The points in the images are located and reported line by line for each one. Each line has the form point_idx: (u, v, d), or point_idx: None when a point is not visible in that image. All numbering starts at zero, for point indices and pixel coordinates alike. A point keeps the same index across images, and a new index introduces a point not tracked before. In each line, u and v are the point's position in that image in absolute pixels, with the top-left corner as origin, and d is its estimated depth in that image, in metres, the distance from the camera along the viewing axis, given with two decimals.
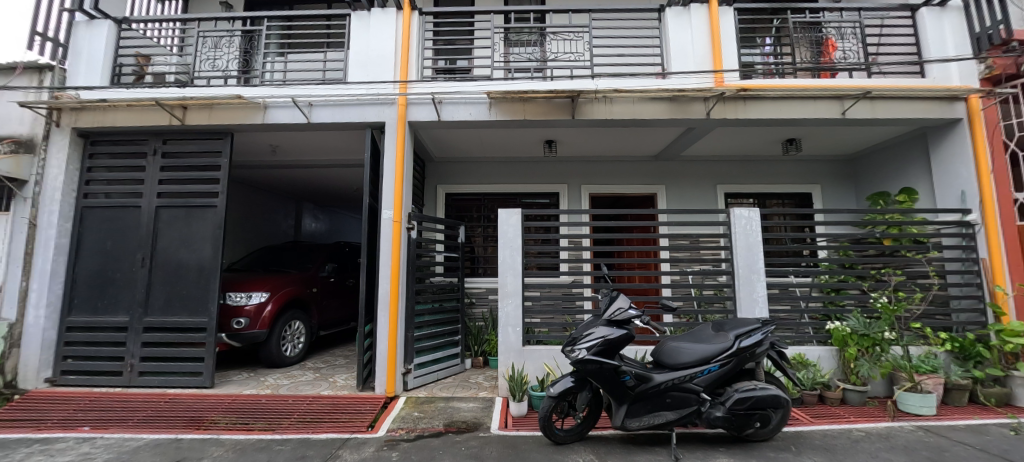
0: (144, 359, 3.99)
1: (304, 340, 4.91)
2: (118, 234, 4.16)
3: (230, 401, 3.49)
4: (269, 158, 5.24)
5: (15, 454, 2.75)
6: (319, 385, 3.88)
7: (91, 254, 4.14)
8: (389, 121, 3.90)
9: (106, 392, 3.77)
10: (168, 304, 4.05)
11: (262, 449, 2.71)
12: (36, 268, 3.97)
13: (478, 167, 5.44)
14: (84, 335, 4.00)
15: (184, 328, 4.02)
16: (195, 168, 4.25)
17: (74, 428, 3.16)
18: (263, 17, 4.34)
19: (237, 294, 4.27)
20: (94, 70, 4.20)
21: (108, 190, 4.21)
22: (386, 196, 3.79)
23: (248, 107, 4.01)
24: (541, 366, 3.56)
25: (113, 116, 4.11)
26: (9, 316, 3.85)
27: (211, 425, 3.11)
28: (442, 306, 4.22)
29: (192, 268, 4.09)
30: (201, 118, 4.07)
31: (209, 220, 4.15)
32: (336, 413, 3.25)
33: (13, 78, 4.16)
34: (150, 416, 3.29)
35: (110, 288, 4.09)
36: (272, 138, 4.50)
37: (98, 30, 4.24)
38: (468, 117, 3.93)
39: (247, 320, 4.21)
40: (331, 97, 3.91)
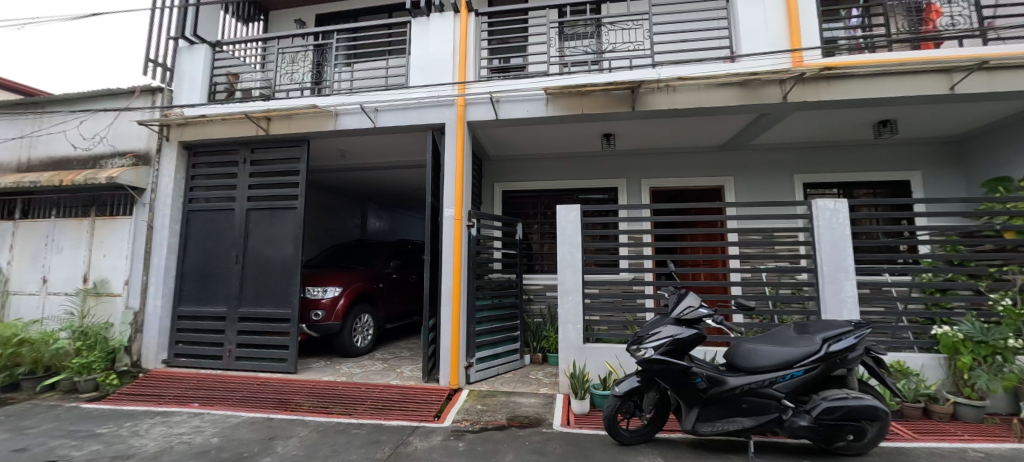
0: (239, 346, 4.46)
1: (372, 332, 5.22)
2: (215, 234, 4.68)
3: (312, 386, 3.81)
4: (339, 162, 5.62)
5: (143, 424, 3.21)
6: (388, 375, 4.11)
7: (195, 252, 4.71)
8: (448, 122, 4.02)
9: (209, 373, 4.28)
10: (258, 297, 4.50)
11: (340, 432, 2.93)
12: (154, 265, 4.60)
13: (533, 164, 5.45)
14: (191, 323, 4.56)
15: (271, 319, 4.43)
16: (277, 173, 4.68)
17: (186, 404, 3.62)
18: (333, 31, 4.66)
19: (315, 288, 4.64)
20: (194, 89, 4.75)
21: (208, 195, 4.76)
22: (447, 196, 3.91)
23: (321, 115, 4.32)
24: (603, 365, 3.49)
25: (210, 130, 4.62)
26: (135, 305, 4.54)
27: (297, 408, 3.44)
28: (501, 302, 4.29)
29: (276, 265, 4.51)
30: (283, 128, 4.45)
31: (290, 220, 4.54)
32: (404, 401, 3.43)
33: (133, 100, 4.85)
34: (246, 397, 3.69)
35: (211, 282, 4.62)
36: (342, 143, 4.82)
37: (197, 54, 4.79)
38: (525, 114, 3.94)
39: (323, 312, 4.55)
40: (395, 101, 4.10)
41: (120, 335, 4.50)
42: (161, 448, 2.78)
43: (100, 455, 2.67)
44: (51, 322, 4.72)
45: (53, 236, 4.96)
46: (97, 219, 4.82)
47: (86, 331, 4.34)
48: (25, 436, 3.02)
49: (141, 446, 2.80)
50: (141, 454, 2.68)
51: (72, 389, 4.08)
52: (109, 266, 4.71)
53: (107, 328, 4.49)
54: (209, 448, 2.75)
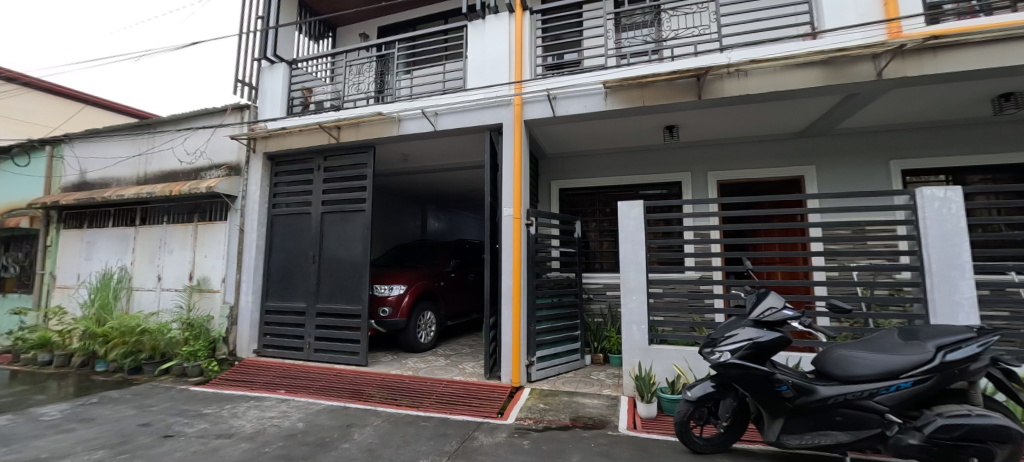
0: (317, 339, 4.83)
1: (435, 329, 5.42)
2: (295, 236, 5.11)
3: (382, 378, 4.03)
4: (402, 166, 5.90)
5: (240, 407, 3.58)
6: (451, 370, 4.24)
7: (279, 253, 5.17)
8: (505, 122, 4.06)
9: (293, 363, 4.68)
10: (332, 294, 4.85)
11: (410, 424, 3.07)
12: (245, 264, 5.12)
13: (591, 160, 5.35)
14: (276, 317, 5.02)
15: (344, 315, 4.75)
16: (347, 178, 5.00)
17: (274, 391, 4.00)
18: (394, 40, 4.88)
19: (382, 286, 4.90)
20: (275, 104, 5.21)
21: (288, 201, 5.21)
22: (505, 196, 3.95)
23: (386, 121, 4.55)
24: (670, 368, 3.34)
25: (289, 141, 5.05)
26: (231, 299, 5.09)
27: (370, 399, 3.66)
28: (560, 301, 4.26)
29: (348, 264, 4.82)
30: (351, 136, 4.75)
31: (359, 222, 4.83)
32: (468, 397, 3.52)
33: (226, 118, 5.44)
34: (325, 387, 4.00)
35: (292, 280, 5.05)
36: (404, 147, 5.05)
37: (277, 72, 5.25)
38: (583, 110, 3.86)
39: (390, 309, 4.79)
40: (454, 104, 4.21)
41: (219, 327, 5.09)
42: (256, 429, 3.08)
43: (208, 433, 3.02)
44: (165, 314, 5.42)
45: (165, 240, 5.69)
46: (199, 224, 5.46)
47: (192, 322, 4.97)
48: (149, 413, 3.49)
49: (240, 427, 3.12)
50: (240, 433, 2.99)
51: (182, 374, 4.65)
52: (209, 266, 5.32)
53: (209, 320, 5.07)
54: (296, 432, 3.00)
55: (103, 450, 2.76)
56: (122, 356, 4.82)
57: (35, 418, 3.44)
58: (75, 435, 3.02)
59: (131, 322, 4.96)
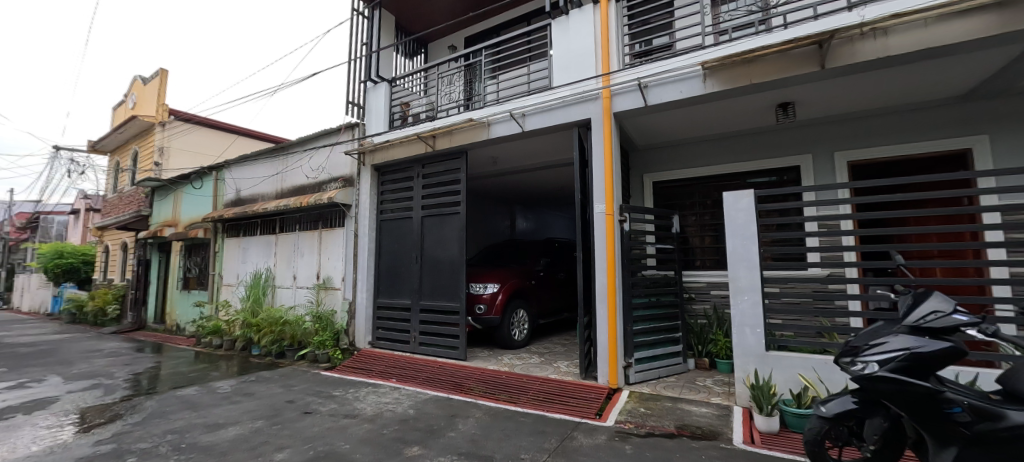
0: (421, 333, 5.23)
1: (528, 327, 5.52)
2: (400, 239, 5.61)
3: (481, 373, 4.22)
4: (491, 168, 6.12)
5: (362, 392, 4.04)
6: (546, 369, 4.27)
7: (386, 254, 5.71)
8: (594, 117, 3.97)
9: (402, 355, 5.14)
10: (433, 292, 5.21)
11: (509, 418, 3.16)
12: (359, 265, 5.75)
13: (687, 149, 4.97)
14: (386, 312, 5.55)
15: (444, 311, 5.08)
16: (443, 184, 5.34)
17: (388, 380, 4.43)
18: (481, 48, 5.08)
19: (477, 285, 5.13)
20: (379, 120, 5.77)
21: (393, 207, 5.74)
22: (596, 193, 3.86)
23: (476, 127, 4.76)
24: (794, 378, 2.95)
25: (392, 152, 5.56)
26: (350, 296, 5.76)
27: (471, 393, 3.85)
28: (657, 301, 4.04)
29: (446, 264, 5.15)
30: (446, 144, 5.06)
31: (455, 224, 5.12)
32: (564, 396, 3.51)
33: (340, 136, 6.18)
34: (430, 378, 4.32)
35: (399, 278, 5.54)
36: (494, 150, 5.22)
37: (380, 91, 5.82)
38: (678, 96, 3.60)
39: (485, 306, 5.00)
40: (540, 104, 4.24)
41: (341, 320, 5.83)
42: (375, 412, 3.44)
43: (337, 412, 3.46)
44: (300, 308, 6.35)
45: (298, 245, 6.67)
46: (323, 231, 6.30)
47: (321, 316, 5.77)
48: (292, 391, 4.12)
49: (363, 409, 3.52)
50: (362, 415, 3.37)
51: (314, 360, 5.39)
52: (332, 266, 6.09)
53: (333, 314, 5.81)
54: (408, 417, 3.29)
55: (261, 420, 3.32)
56: (270, 342, 5.76)
57: (214, 390, 4.28)
58: (242, 406, 3.69)
59: (276, 315, 5.92)
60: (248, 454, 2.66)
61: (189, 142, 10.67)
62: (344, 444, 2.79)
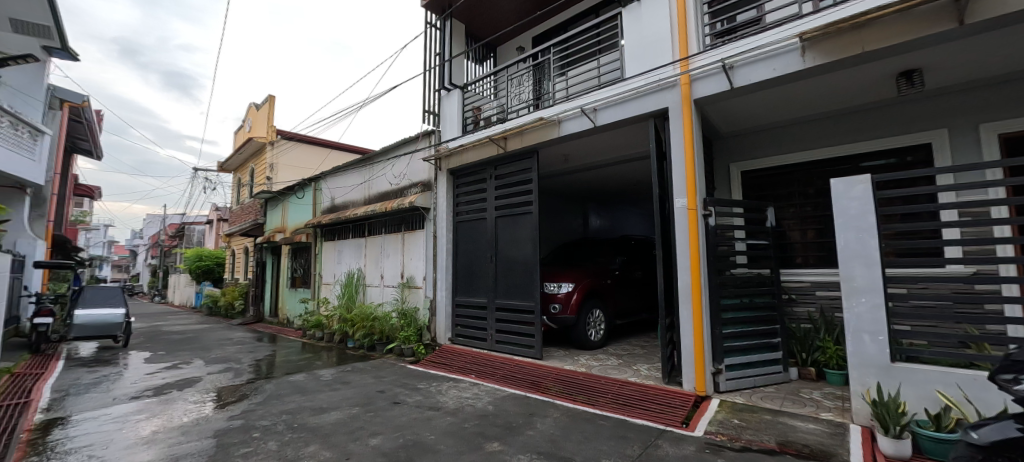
0: (498, 331, 5.36)
1: (604, 327, 5.39)
2: (475, 240, 5.80)
3: (557, 372, 4.20)
4: (562, 166, 6.06)
5: (444, 386, 4.24)
6: (625, 371, 4.11)
7: (463, 255, 5.94)
8: (672, 106, 3.74)
9: (480, 352, 5.30)
10: (509, 291, 5.30)
11: (588, 421, 3.10)
12: (439, 264, 6.05)
13: (782, 133, 4.48)
14: (464, 310, 5.77)
15: (520, 310, 5.14)
16: (515, 184, 5.41)
17: (468, 376, 4.60)
18: (549, 46, 5.06)
19: (552, 284, 5.12)
20: (453, 125, 6.02)
21: (468, 209, 5.95)
22: (677, 187, 3.63)
23: (546, 125, 4.75)
24: (931, 396, 2.49)
25: (466, 156, 5.77)
26: (431, 294, 6.09)
27: (548, 392, 3.85)
28: (750, 302, 3.68)
29: (520, 264, 5.21)
30: (516, 144, 5.12)
31: (528, 224, 5.16)
32: (646, 401, 3.35)
33: (418, 143, 6.56)
34: (508, 376, 4.41)
35: (475, 278, 5.73)
36: (565, 148, 5.17)
37: (453, 98, 6.07)
38: (770, 74, 3.24)
39: (560, 306, 4.97)
40: (612, 97, 4.10)
41: (424, 317, 6.19)
42: (457, 406, 3.59)
43: (422, 404, 3.67)
44: (387, 305, 6.86)
45: (384, 247, 7.22)
46: (406, 233, 6.75)
47: (406, 312, 6.18)
48: (383, 382, 4.46)
49: (445, 402, 3.70)
50: (445, 408, 3.54)
51: (401, 353, 5.79)
52: (414, 266, 6.50)
53: (416, 311, 6.20)
54: (488, 413, 3.38)
55: (357, 407, 3.64)
56: (362, 336, 6.30)
57: (318, 377, 4.80)
58: (341, 393, 4.09)
59: (367, 311, 6.47)
60: (347, 438, 2.94)
61: (292, 157, 12.11)
62: (429, 434, 2.95)
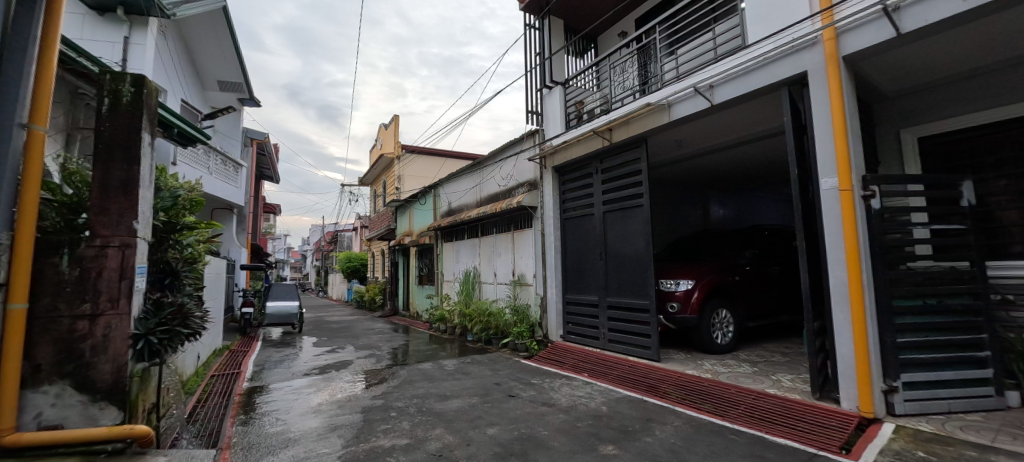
0: (610, 330, 5.19)
1: (733, 329, 4.86)
2: (583, 236, 5.71)
3: (677, 377, 3.89)
4: (676, 153, 5.60)
5: (557, 383, 4.28)
6: (761, 381, 3.61)
7: (572, 251, 5.90)
8: (810, 69, 3.15)
9: (592, 350, 5.20)
10: (620, 288, 5.10)
11: (716, 434, 2.79)
12: (548, 262, 6.10)
13: (984, 83, 3.42)
14: (575, 307, 5.72)
15: (633, 308, 4.90)
16: (623, 176, 5.17)
17: (580, 374, 4.59)
18: (654, 26, 4.71)
19: (668, 281, 4.77)
20: (556, 122, 6.03)
21: (575, 205, 5.88)
22: (823, 164, 3.05)
23: (655, 111, 4.44)
24: None
25: (570, 152, 5.73)
26: (542, 291, 6.20)
27: (667, 398, 3.60)
28: (939, 304, 2.90)
29: (632, 260, 4.96)
30: (622, 135, 4.91)
31: (639, 217, 4.89)
32: (789, 418, 2.88)
33: (524, 144, 6.73)
34: (622, 377, 4.26)
35: (585, 275, 5.64)
36: (677, 132, 4.77)
37: (555, 95, 6.08)
38: (959, 8, 2.47)
39: (679, 305, 4.58)
40: (732, 70, 3.64)
41: (535, 313, 6.31)
42: (569, 404, 3.57)
43: (536, 399, 3.75)
44: (501, 301, 7.18)
45: (496, 246, 7.58)
46: (515, 232, 6.98)
47: (518, 309, 6.39)
48: (499, 375, 4.68)
49: (558, 399, 3.71)
50: (558, 405, 3.55)
51: (515, 348, 6.01)
52: (524, 264, 6.69)
53: (528, 308, 6.37)
54: (601, 414, 3.29)
55: (476, 397, 3.89)
56: (480, 330, 6.69)
57: (443, 367, 5.27)
58: (462, 383, 4.41)
59: (483, 306, 6.86)
60: (467, 425, 3.15)
61: (415, 168, 13.53)
62: (542, 430, 2.99)
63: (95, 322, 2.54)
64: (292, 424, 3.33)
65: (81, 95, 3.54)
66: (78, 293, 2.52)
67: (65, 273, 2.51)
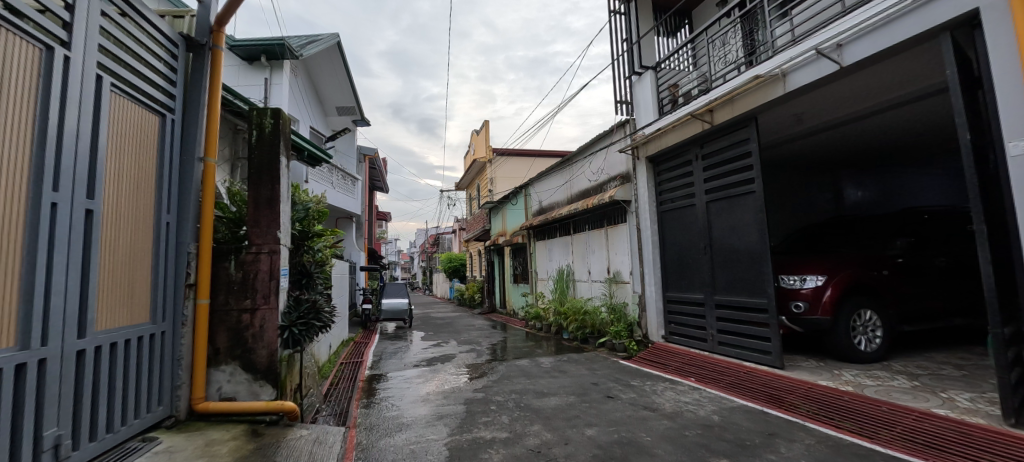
0: (720, 332, 4.71)
1: (881, 334, 4.07)
2: (684, 229, 5.28)
3: (807, 388, 3.37)
4: (794, 129, 4.86)
5: (660, 386, 4.02)
6: (925, 398, 2.94)
7: (672, 246, 5.50)
8: (984, 5, 2.46)
9: (699, 353, 4.78)
10: (731, 285, 4.60)
11: (862, 458, 2.34)
12: (645, 258, 5.77)
13: None
14: (678, 306, 5.31)
15: (748, 308, 4.37)
16: (729, 161, 4.65)
17: (686, 378, 4.26)
18: None
19: (791, 277, 4.17)
20: (649, 109, 5.67)
21: (673, 196, 5.47)
22: (1012, 123, 2.37)
23: (766, 83, 3.92)
24: None
25: (665, 139, 5.34)
26: (639, 289, 5.89)
27: (794, 411, 3.14)
28: None
29: (744, 253, 4.45)
30: (726, 115, 4.43)
31: (750, 205, 4.35)
32: (970, 447, 2.29)
33: (614, 136, 6.46)
34: (736, 385, 3.84)
35: (688, 271, 5.20)
36: (796, 104, 4.14)
37: (646, 80, 5.73)
38: None
39: (806, 305, 3.97)
40: (866, 22, 3.04)
41: (634, 312, 6.02)
42: (675, 410, 3.32)
43: (637, 402, 3.56)
44: (596, 300, 7.00)
45: (589, 243, 7.42)
46: (609, 228, 6.74)
47: (615, 307, 6.16)
48: (596, 375, 4.56)
49: (661, 404, 3.47)
50: (661, 410, 3.32)
51: (613, 348, 5.80)
52: (620, 261, 6.42)
53: (625, 306, 6.11)
54: (712, 423, 2.99)
55: (574, 396, 3.84)
56: (576, 329, 6.61)
57: (539, 364, 5.32)
58: (559, 381, 4.40)
59: (578, 305, 6.76)
60: (565, 424, 3.12)
61: (506, 170, 13.94)
62: (645, 435, 2.83)
63: (254, 315, 3.11)
64: (405, 410, 3.66)
65: (237, 129, 4.35)
66: (242, 291, 3.12)
67: (232, 275, 3.13)
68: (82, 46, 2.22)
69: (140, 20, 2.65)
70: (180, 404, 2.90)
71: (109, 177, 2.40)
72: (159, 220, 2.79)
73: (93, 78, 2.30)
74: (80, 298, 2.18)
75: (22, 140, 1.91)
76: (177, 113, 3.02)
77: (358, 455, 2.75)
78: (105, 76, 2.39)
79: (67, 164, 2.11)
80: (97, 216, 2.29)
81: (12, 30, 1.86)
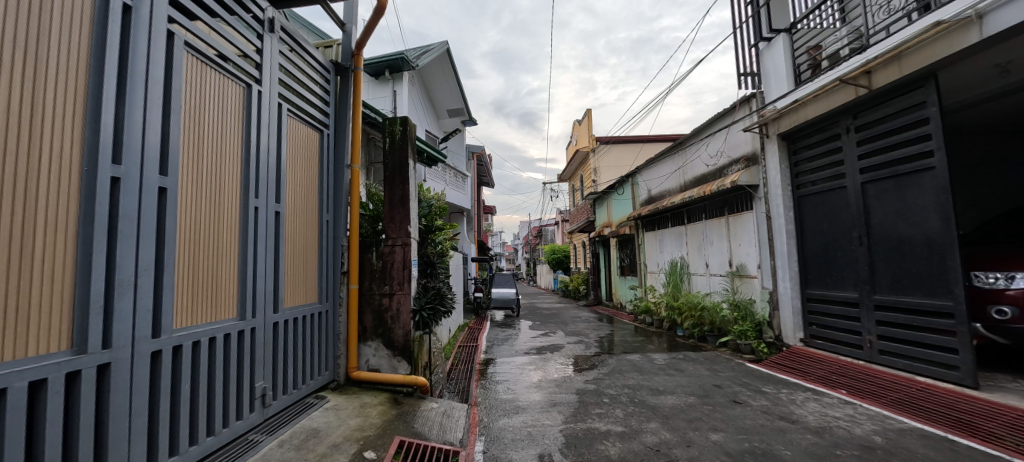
0: (882, 338, 3.93)
1: None
2: (829, 216, 4.52)
3: (1016, 416, 2.65)
4: (996, 84, 3.78)
5: (800, 396, 3.54)
6: None
7: (813, 236, 4.74)
8: None
9: (852, 362, 4.06)
10: (898, 283, 3.80)
11: None
12: (777, 250, 5.09)
13: None
14: (822, 306, 4.58)
15: (925, 311, 3.57)
16: (896, 131, 3.82)
17: (834, 389, 3.68)
18: None
19: (988, 275, 3.33)
20: (782, 78, 4.94)
21: (814, 178, 4.70)
22: None
23: (953, 30, 3.11)
24: None
25: (805, 111, 4.61)
26: (769, 285, 5.21)
27: (993, 441, 2.52)
28: None
29: (918, 243, 3.65)
30: (891, 75, 3.63)
31: (929, 185, 3.53)
32: None
33: (736, 113, 5.78)
34: (906, 403, 3.18)
35: (836, 265, 4.44)
36: (1000, 52, 3.22)
37: (778, 46, 5.00)
38: None
39: (1014, 310, 3.12)
40: None
41: (763, 310, 5.36)
42: (821, 424, 2.90)
43: (771, 411, 3.19)
44: (716, 295, 6.40)
45: (707, 233, 6.80)
46: (731, 217, 6.09)
47: (739, 304, 5.56)
48: (719, 377, 4.20)
49: (803, 416, 3.06)
50: (803, 423, 2.92)
51: (737, 349, 5.26)
52: (745, 253, 5.76)
53: (752, 303, 5.47)
54: (873, 445, 2.54)
55: (694, 397, 3.60)
56: (692, 325, 6.14)
57: (653, 360, 5.09)
58: (676, 380, 4.15)
59: (694, 300, 6.26)
60: (686, 425, 2.95)
61: (611, 158, 13.54)
62: (784, 449, 2.53)
63: (392, 298, 3.58)
64: (520, 394, 3.86)
65: (372, 138, 4.99)
66: (382, 279, 3.61)
67: (375, 264, 3.64)
68: (268, 81, 2.79)
69: (303, 53, 3.21)
70: (340, 370, 3.50)
71: (289, 184, 2.99)
72: (321, 218, 3.39)
73: (276, 105, 2.87)
74: (274, 281, 2.77)
75: (235, 159, 2.50)
76: (330, 128, 3.60)
77: (480, 431, 3.01)
78: (284, 104, 2.97)
79: (262, 175, 2.69)
80: (283, 217, 2.87)
81: (225, 75, 2.43)
